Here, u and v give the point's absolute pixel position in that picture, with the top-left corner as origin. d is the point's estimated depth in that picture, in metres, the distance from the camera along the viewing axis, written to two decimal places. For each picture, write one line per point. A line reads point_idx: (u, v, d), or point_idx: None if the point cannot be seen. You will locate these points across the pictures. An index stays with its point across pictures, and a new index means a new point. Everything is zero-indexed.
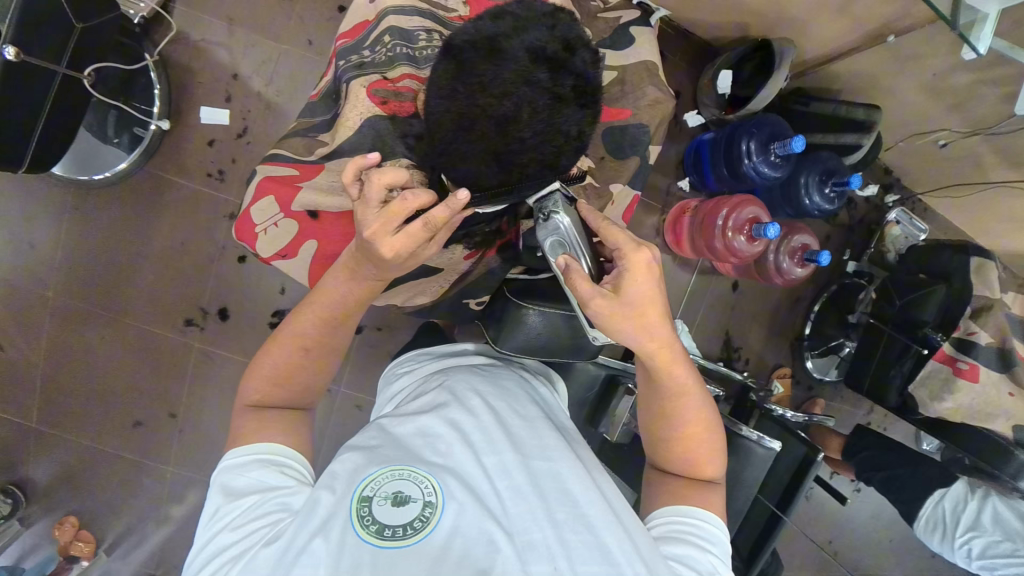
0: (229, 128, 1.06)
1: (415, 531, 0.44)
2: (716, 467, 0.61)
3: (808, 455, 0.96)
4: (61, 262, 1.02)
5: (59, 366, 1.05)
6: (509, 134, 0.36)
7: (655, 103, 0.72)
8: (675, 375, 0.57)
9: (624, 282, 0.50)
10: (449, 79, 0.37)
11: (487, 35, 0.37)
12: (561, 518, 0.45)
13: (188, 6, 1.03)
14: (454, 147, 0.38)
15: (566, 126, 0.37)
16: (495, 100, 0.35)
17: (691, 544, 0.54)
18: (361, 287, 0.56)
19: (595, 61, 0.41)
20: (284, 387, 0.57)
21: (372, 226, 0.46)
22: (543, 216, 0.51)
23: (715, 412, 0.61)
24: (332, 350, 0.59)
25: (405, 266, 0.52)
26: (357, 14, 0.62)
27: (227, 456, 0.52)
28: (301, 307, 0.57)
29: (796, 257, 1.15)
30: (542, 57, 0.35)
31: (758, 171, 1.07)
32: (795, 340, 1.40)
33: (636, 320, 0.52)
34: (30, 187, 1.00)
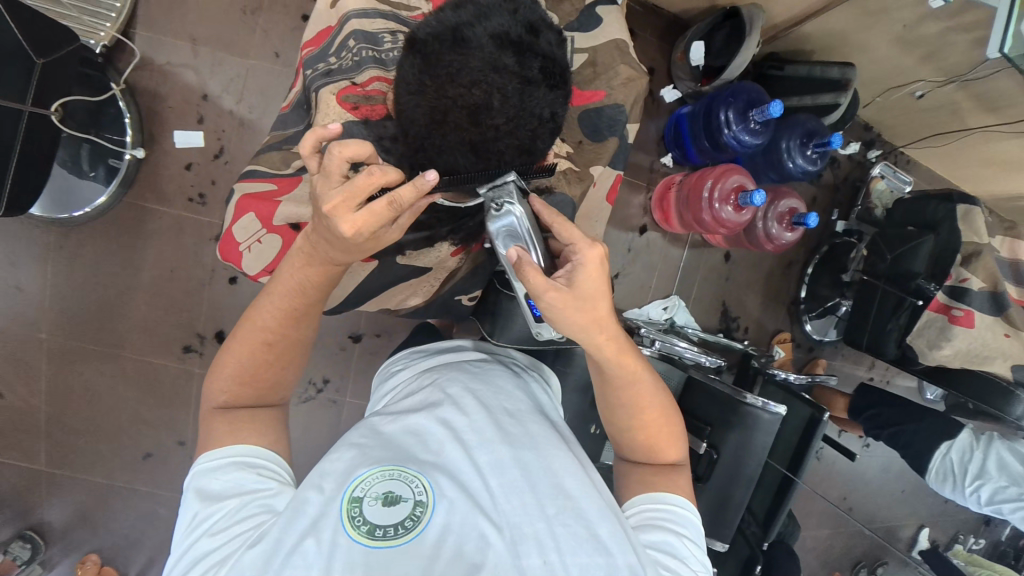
0: (205, 150, 1.05)
1: (406, 530, 0.44)
2: (676, 452, 0.63)
3: (813, 415, 0.97)
4: (50, 303, 1.01)
5: (61, 407, 1.04)
6: (483, 122, 0.35)
7: (629, 81, 0.71)
8: (625, 363, 0.58)
9: (580, 275, 0.49)
10: (416, 74, 0.36)
11: (450, 24, 0.36)
12: (553, 512, 0.46)
13: (148, 30, 1.01)
14: (430, 142, 0.37)
15: (538, 110, 0.36)
16: (464, 89, 0.34)
17: (667, 530, 0.55)
18: (317, 272, 0.54)
19: (561, 42, 0.41)
20: (249, 386, 0.55)
21: (333, 201, 0.44)
22: (495, 206, 0.49)
23: (669, 400, 0.63)
24: (294, 344, 0.57)
25: (363, 253, 0.51)
26: (320, 20, 0.61)
27: (201, 460, 0.51)
28: (261, 299, 0.55)
29: (785, 222, 1.15)
30: (508, 42, 0.35)
31: (739, 140, 1.08)
32: (791, 305, 1.42)
33: (589, 314, 0.51)
34: (10, 230, 0.99)
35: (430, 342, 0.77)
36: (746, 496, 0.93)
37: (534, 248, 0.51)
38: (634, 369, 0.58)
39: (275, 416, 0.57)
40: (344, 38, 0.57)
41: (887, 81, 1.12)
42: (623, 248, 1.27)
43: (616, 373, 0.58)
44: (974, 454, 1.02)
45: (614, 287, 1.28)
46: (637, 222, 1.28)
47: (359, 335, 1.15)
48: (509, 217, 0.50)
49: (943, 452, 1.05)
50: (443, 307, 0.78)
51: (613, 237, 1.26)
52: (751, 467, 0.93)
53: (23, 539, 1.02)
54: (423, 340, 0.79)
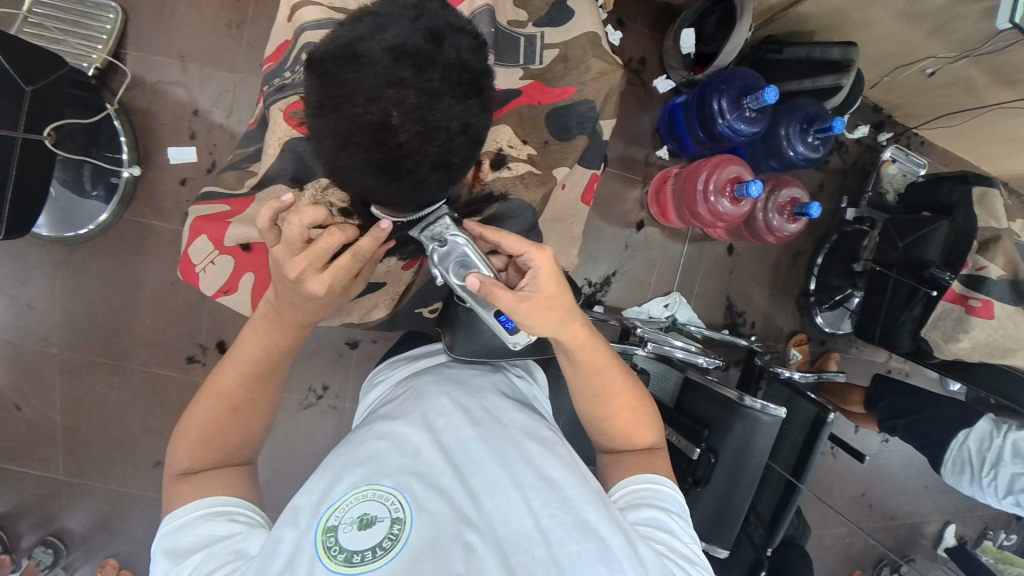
0: (198, 164, 1.07)
1: (384, 551, 0.43)
2: (650, 436, 0.63)
3: (819, 415, 0.93)
4: (60, 319, 1.06)
5: (75, 418, 1.08)
6: (384, 140, 0.32)
7: (601, 75, 0.68)
8: (591, 353, 0.59)
9: (540, 279, 0.53)
10: (317, 96, 0.34)
11: (346, 41, 0.34)
12: (536, 505, 0.47)
13: (138, 50, 1.03)
14: (341, 165, 0.35)
15: (446, 122, 0.33)
16: (360, 108, 0.32)
17: (656, 507, 0.54)
18: (282, 335, 0.57)
19: (477, 47, 0.38)
20: (215, 446, 0.55)
21: (298, 266, 0.48)
22: (436, 243, 0.52)
23: (638, 383, 0.63)
24: (257, 406, 0.58)
25: (329, 303, 0.55)
26: (280, 35, 0.61)
27: (167, 520, 0.50)
28: (225, 363, 0.57)
29: (786, 213, 1.10)
30: (403, 54, 0.32)
31: (733, 129, 1.03)
32: (800, 298, 1.36)
33: (560, 309, 0.54)
34: (20, 250, 1.03)
35: (426, 344, 0.77)
36: (749, 499, 0.90)
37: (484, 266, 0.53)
38: (601, 359, 0.59)
39: (239, 475, 0.55)
40: (298, 52, 0.56)
41: (893, 59, 1.06)
42: (620, 245, 1.24)
43: (584, 363, 0.59)
44: (994, 441, 0.97)
45: (612, 285, 1.25)
46: (634, 217, 1.25)
47: (356, 342, 1.16)
48: (454, 248, 0.53)
49: (961, 441, 1.00)
50: (410, 320, 0.80)
51: (609, 234, 1.23)
52: (753, 470, 0.89)
53: (45, 544, 1.08)
54: (407, 347, 0.77)
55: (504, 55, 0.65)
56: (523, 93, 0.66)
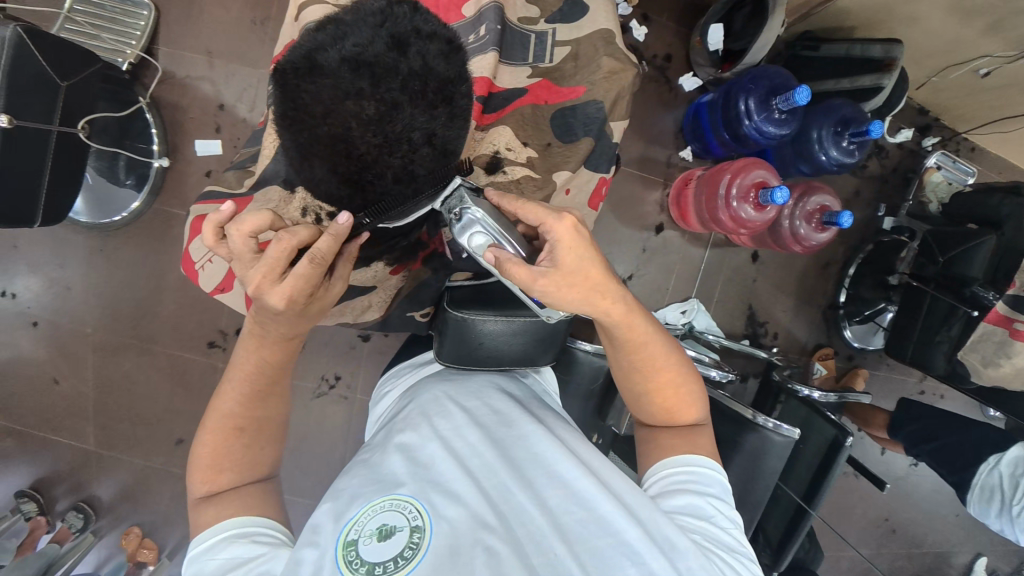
0: (222, 157, 1.11)
1: (406, 560, 0.42)
2: (693, 413, 0.60)
3: (837, 438, 0.88)
4: (94, 301, 1.12)
5: (106, 394, 1.15)
6: (343, 152, 0.34)
7: (612, 74, 0.65)
8: (630, 330, 0.55)
9: (560, 253, 0.49)
10: (278, 106, 0.35)
11: (305, 49, 0.34)
12: (551, 503, 0.47)
13: (169, 46, 1.07)
14: (307, 174, 0.37)
15: (408, 132, 0.34)
16: (319, 121, 0.33)
17: (693, 492, 0.53)
18: (268, 351, 0.57)
19: (450, 55, 0.38)
20: (226, 467, 0.56)
21: (257, 279, 0.49)
22: (454, 215, 0.50)
23: (680, 355, 0.60)
24: (264, 424, 0.59)
25: (308, 314, 0.54)
26: (286, 33, 0.62)
27: (194, 543, 0.51)
28: (222, 385, 0.58)
29: (814, 221, 1.04)
30: (362, 64, 0.32)
31: (761, 130, 0.98)
32: (828, 310, 1.29)
33: (583, 286, 0.50)
34: (59, 234, 1.09)
35: (422, 352, 0.76)
36: (755, 519, 0.87)
37: (509, 242, 0.50)
38: (642, 335, 0.56)
39: (260, 493, 0.56)
40: None
41: (945, 55, 0.99)
42: (637, 248, 1.20)
43: (624, 338, 0.56)
44: None
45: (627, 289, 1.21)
46: (653, 220, 1.21)
47: (368, 334, 1.18)
48: (472, 222, 0.50)
49: (991, 465, 0.94)
50: (401, 322, 0.79)
51: (625, 236, 1.19)
52: (761, 489, 0.87)
53: (77, 509, 1.15)
54: (408, 356, 0.77)
55: (511, 52, 0.64)
56: (528, 92, 0.66)
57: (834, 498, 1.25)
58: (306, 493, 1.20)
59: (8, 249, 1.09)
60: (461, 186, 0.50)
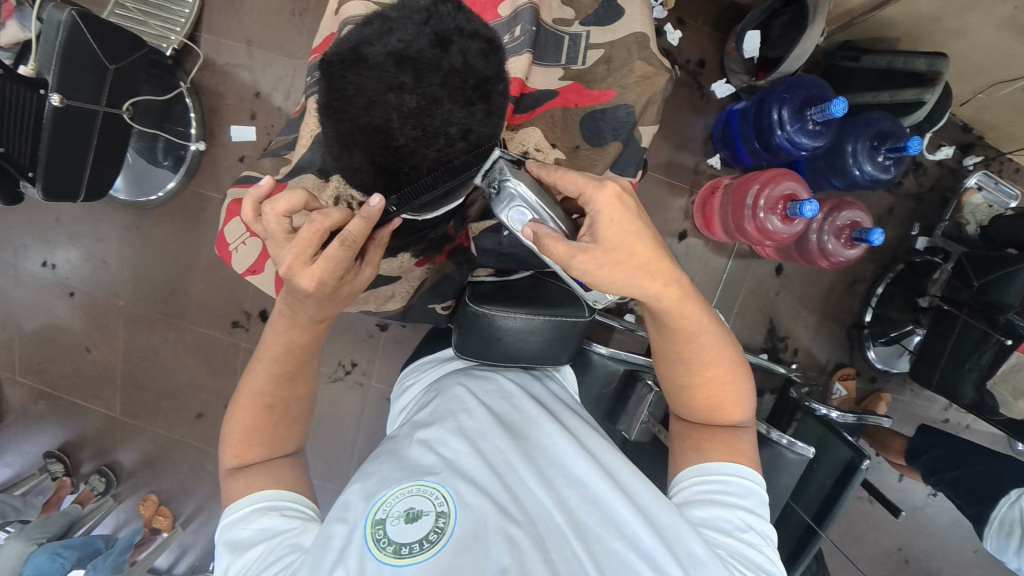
0: (256, 143, 1.14)
1: (431, 543, 0.43)
2: (736, 409, 0.59)
3: (852, 459, 0.86)
4: (128, 274, 1.17)
5: (134, 365, 1.20)
6: (382, 142, 0.34)
7: (644, 79, 0.65)
8: (686, 316, 0.54)
9: (600, 227, 0.47)
10: (322, 96, 0.36)
11: (352, 42, 0.35)
12: (571, 501, 0.48)
13: (211, 34, 1.11)
14: (346, 163, 0.38)
15: (444, 127, 0.35)
16: (362, 111, 0.34)
17: (721, 504, 0.53)
18: (298, 333, 0.58)
19: (490, 55, 0.39)
20: (259, 443, 0.58)
21: (291, 257, 0.49)
22: (495, 189, 0.48)
23: (730, 340, 0.59)
24: (291, 404, 0.60)
25: (332, 300, 0.55)
26: (325, 27, 0.64)
27: (226, 512, 0.54)
28: (254, 365, 0.59)
29: (844, 237, 1.02)
30: (406, 58, 0.33)
31: (793, 141, 0.96)
32: (852, 329, 1.26)
33: (631, 264, 0.48)
34: (99, 210, 1.14)
35: (440, 350, 0.76)
36: None
37: (549, 218, 0.49)
38: (697, 322, 0.55)
39: (280, 464, 0.58)
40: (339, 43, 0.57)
41: (994, 72, 0.95)
42: None
43: (676, 324, 0.55)
44: None
45: None
46: (677, 227, 1.19)
47: (386, 324, 1.20)
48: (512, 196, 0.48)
49: (1013, 499, 0.90)
50: (421, 314, 0.79)
51: None
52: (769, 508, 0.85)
53: (100, 474, 1.21)
54: (426, 350, 0.78)
55: (544, 53, 0.65)
56: (559, 95, 0.66)
57: (846, 522, 1.22)
58: (318, 475, 1.23)
59: (51, 221, 1.14)
60: (501, 157, 0.47)
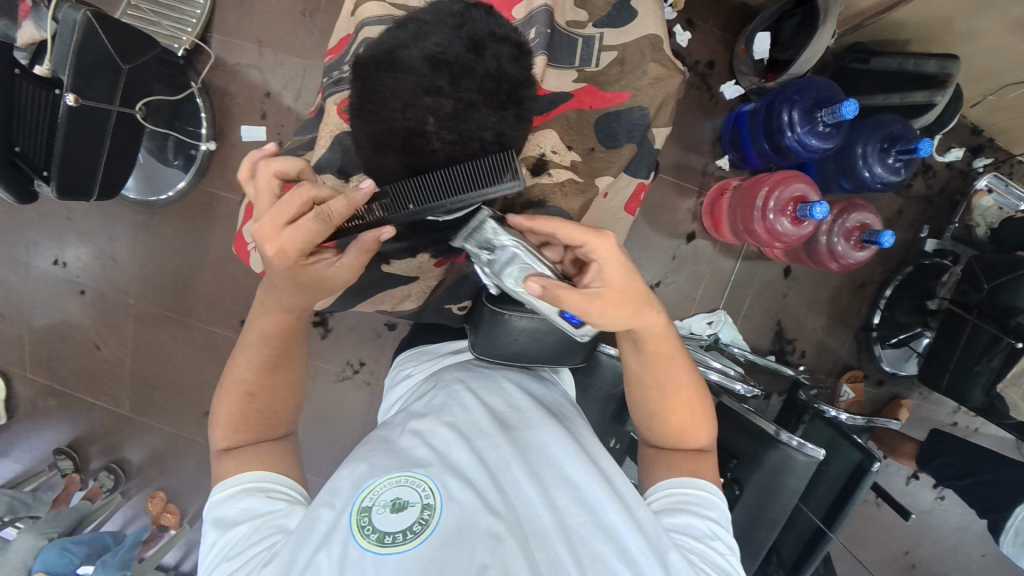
0: (266, 143, 1.14)
1: (415, 535, 0.44)
2: (703, 437, 0.61)
3: (862, 462, 0.86)
4: (138, 273, 1.17)
5: (143, 363, 1.21)
6: (417, 146, 0.35)
7: (658, 81, 0.65)
8: (659, 345, 0.57)
9: (602, 270, 0.51)
10: (356, 99, 0.37)
11: (387, 45, 0.35)
12: (560, 503, 0.48)
13: (222, 34, 1.12)
14: (376, 165, 0.39)
15: (477, 132, 0.35)
16: (398, 114, 0.34)
17: (689, 513, 0.54)
18: (272, 320, 0.58)
19: (520, 58, 0.39)
20: (249, 429, 0.58)
21: (264, 218, 0.48)
22: (489, 248, 0.51)
23: (697, 377, 0.60)
24: (274, 391, 0.60)
25: (303, 285, 0.53)
26: (341, 28, 0.65)
27: (213, 491, 0.54)
28: (238, 352, 0.60)
29: (853, 239, 1.02)
30: (442, 63, 0.34)
31: (803, 143, 0.96)
32: (860, 331, 1.25)
33: (625, 303, 0.52)
34: (110, 209, 1.15)
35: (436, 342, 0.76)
36: (770, 539, 0.87)
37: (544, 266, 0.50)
38: (668, 352, 0.58)
39: (276, 448, 0.59)
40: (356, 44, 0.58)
41: (1006, 74, 0.95)
42: (667, 255, 1.19)
43: (648, 354, 0.58)
44: None
45: (654, 296, 1.20)
46: (685, 228, 1.19)
47: (395, 324, 1.20)
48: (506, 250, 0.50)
49: None
50: (438, 314, 0.79)
51: (656, 242, 1.18)
52: (777, 510, 0.86)
53: (108, 470, 1.22)
54: (418, 341, 0.78)
55: (558, 55, 0.65)
56: (573, 97, 0.65)
57: (853, 525, 1.22)
58: (325, 474, 1.24)
59: (63, 219, 1.15)
60: (489, 216, 0.51)
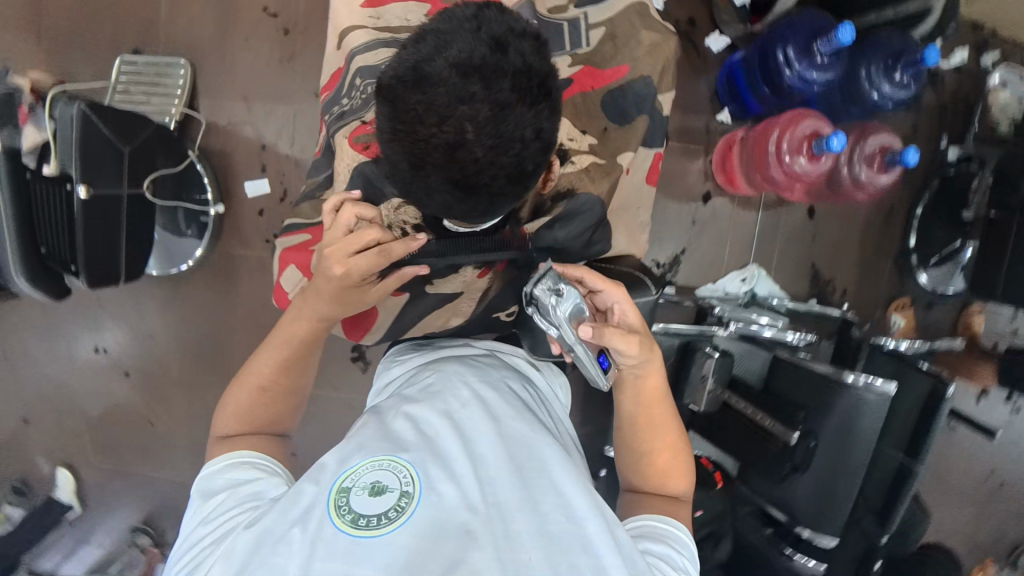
0: (272, 194, 1.15)
1: (390, 520, 0.42)
2: (682, 484, 0.62)
3: (935, 390, 0.85)
4: (174, 344, 1.19)
5: (196, 431, 1.22)
6: (458, 157, 0.35)
7: (653, 49, 0.65)
8: (650, 387, 0.61)
9: (629, 315, 0.58)
10: (386, 122, 0.37)
11: (411, 63, 0.35)
12: (542, 509, 0.44)
13: (209, 98, 1.13)
14: (417, 186, 0.38)
15: (517, 130, 0.35)
16: (435, 128, 0.34)
17: (668, 543, 0.54)
18: (301, 326, 0.62)
19: (541, 50, 0.38)
20: (256, 420, 0.61)
21: (334, 248, 0.53)
22: (556, 295, 0.54)
23: (680, 427, 0.63)
24: (287, 393, 0.63)
25: (349, 303, 0.59)
26: (331, 65, 0.65)
27: (206, 466, 0.57)
28: (260, 351, 0.63)
29: (876, 164, 0.99)
30: (470, 69, 0.34)
31: (804, 78, 0.94)
32: (898, 256, 1.20)
33: (646, 348, 0.58)
34: (137, 288, 1.17)
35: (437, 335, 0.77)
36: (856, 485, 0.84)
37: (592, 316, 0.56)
38: (657, 397, 0.61)
39: (272, 442, 0.61)
40: (353, 78, 0.59)
41: None
42: (686, 221, 1.17)
43: (642, 395, 0.61)
44: None
45: (681, 265, 1.18)
46: (699, 190, 1.16)
47: None
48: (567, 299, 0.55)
49: None
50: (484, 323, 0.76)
51: (673, 210, 1.16)
52: (857, 456, 0.84)
53: None
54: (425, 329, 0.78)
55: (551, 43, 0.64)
56: (575, 81, 0.64)
57: None
58: None
59: (95, 307, 1.18)
60: (551, 269, 0.57)
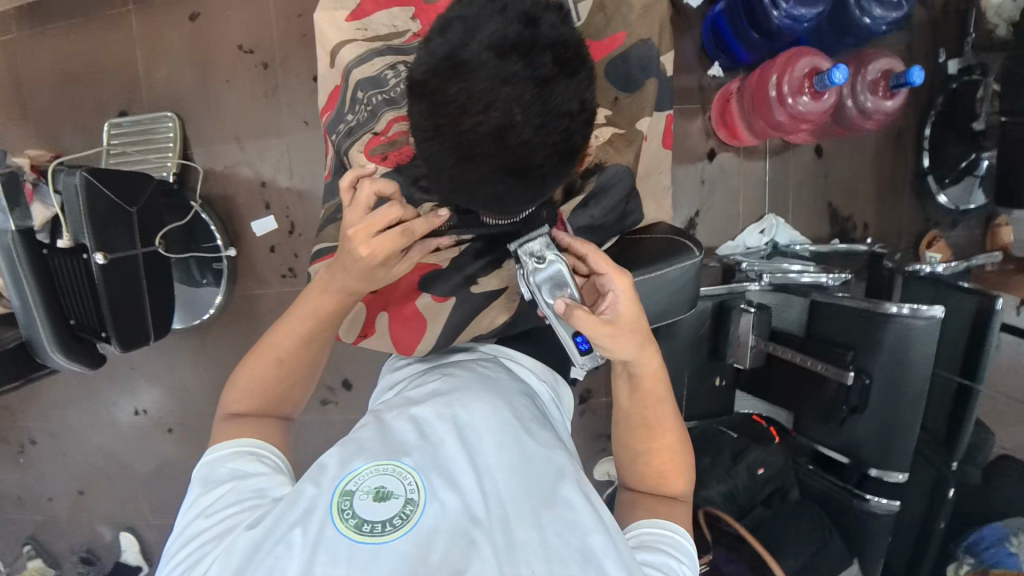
0: (280, 229, 1.15)
1: (393, 527, 0.42)
2: (680, 484, 0.60)
3: (982, 305, 0.84)
4: (210, 393, 1.19)
5: None
6: (509, 142, 0.34)
7: (645, 12, 0.64)
8: (653, 381, 0.57)
9: (620, 307, 0.52)
10: (426, 119, 0.36)
11: (444, 53, 0.35)
12: (546, 519, 0.43)
13: (201, 145, 1.13)
14: (465, 182, 0.37)
15: (563, 103, 0.35)
16: (481, 115, 0.33)
17: (665, 551, 0.53)
18: (329, 300, 0.58)
19: (564, 21, 0.38)
20: (266, 397, 0.59)
21: (358, 226, 0.50)
22: (537, 258, 0.53)
23: (680, 426, 0.60)
24: (303, 364, 0.61)
25: (374, 282, 0.56)
26: (327, 84, 0.64)
27: (207, 453, 0.55)
28: (281, 323, 0.60)
29: (881, 90, 0.96)
30: (507, 48, 0.33)
31: (793, 16, 0.92)
32: (914, 180, 1.19)
33: (635, 338, 0.54)
34: (165, 345, 1.18)
35: None
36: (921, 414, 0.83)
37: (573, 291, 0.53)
38: (659, 392, 0.58)
39: (275, 426, 0.59)
40: (354, 92, 0.59)
41: None
42: (696, 182, 1.15)
43: (642, 390, 0.58)
44: None
45: (698, 227, 1.17)
46: (703, 148, 1.14)
47: None
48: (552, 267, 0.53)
49: None
50: None
51: (681, 174, 1.15)
52: (914, 386, 0.83)
53: None
54: None
55: None
56: None
57: None
58: None
59: (128, 370, 1.19)
60: (546, 234, 0.54)
